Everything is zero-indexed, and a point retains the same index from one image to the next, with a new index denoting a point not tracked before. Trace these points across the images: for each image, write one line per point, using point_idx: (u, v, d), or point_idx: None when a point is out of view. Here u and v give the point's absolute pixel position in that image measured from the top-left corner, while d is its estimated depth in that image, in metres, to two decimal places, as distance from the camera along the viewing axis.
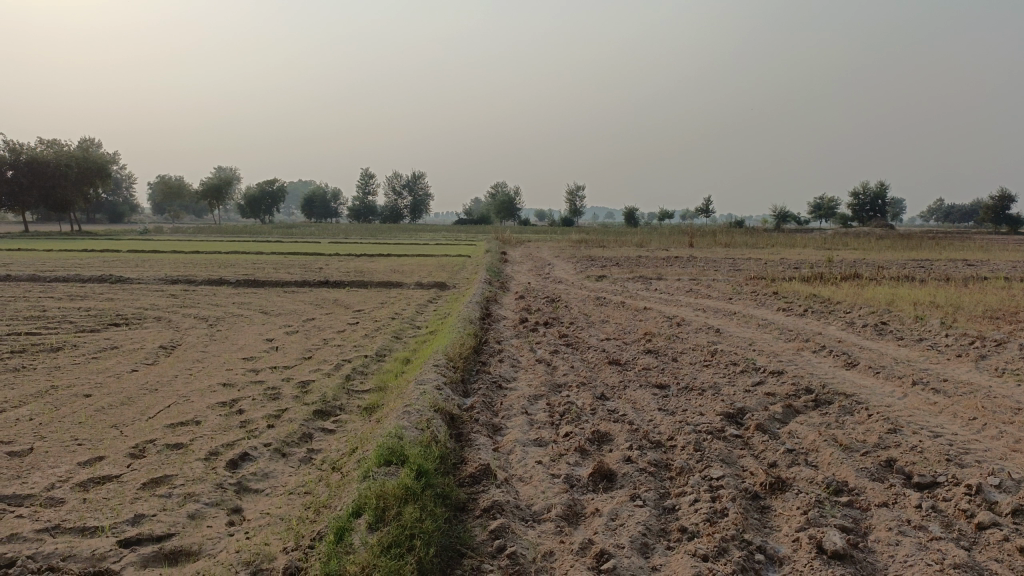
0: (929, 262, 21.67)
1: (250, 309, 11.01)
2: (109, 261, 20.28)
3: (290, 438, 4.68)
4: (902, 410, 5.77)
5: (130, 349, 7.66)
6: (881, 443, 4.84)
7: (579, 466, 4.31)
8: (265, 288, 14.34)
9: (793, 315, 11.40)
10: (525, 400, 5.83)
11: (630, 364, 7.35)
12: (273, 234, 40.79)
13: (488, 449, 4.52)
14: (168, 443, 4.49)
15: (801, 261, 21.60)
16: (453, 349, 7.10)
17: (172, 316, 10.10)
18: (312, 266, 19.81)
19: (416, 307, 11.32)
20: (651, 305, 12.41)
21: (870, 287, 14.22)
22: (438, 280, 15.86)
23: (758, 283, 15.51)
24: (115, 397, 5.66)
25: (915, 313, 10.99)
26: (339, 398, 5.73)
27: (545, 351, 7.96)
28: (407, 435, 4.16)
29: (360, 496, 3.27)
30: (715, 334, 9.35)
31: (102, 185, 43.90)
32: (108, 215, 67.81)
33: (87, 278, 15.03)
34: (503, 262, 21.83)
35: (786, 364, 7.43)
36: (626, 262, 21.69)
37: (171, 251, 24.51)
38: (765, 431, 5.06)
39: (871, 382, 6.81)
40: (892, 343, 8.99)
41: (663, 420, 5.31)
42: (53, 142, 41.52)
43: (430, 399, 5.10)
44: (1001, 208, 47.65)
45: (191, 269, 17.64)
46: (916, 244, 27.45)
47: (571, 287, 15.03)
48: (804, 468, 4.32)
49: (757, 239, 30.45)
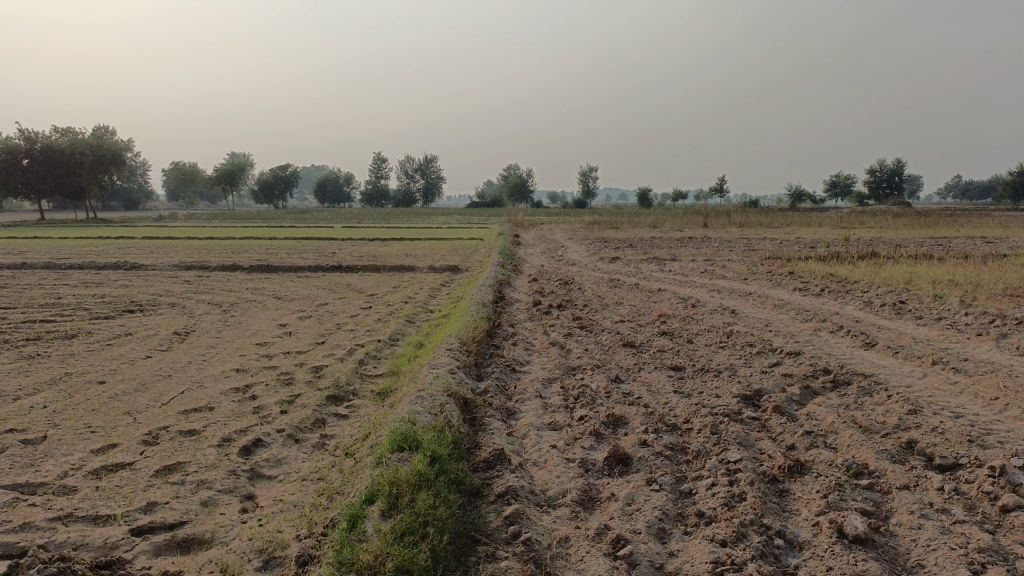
0: (948, 239, 21.43)
1: (263, 294, 11.02)
2: (124, 247, 20.39)
3: (303, 424, 4.66)
4: (922, 391, 5.68)
5: (144, 335, 7.68)
6: (901, 425, 4.75)
7: (593, 450, 4.26)
8: (278, 273, 14.36)
9: (810, 294, 11.29)
10: (539, 383, 5.79)
11: (645, 346, 7.28)
12: (286, 219, 40.90)
13: (502, 433, 4.47)
14: (181, 430, 4.48)
15: (817, 240, 21.41)
16: (466, 333, 7.05)
17: (186, 302, 10.13)
18: (325, 250, 19.81)
19: (429, 291, 11.28)
20: (666, 286, 12.33)
21: (888, 266, 14.06)
22: (452, 264, 15.83)
23: (773, 263, 15.38)
24: (129, 383, 5.66)
25: (934, 292, 10.85)
26: (352, 383, 5.70)
27: (559, 334, 7.91)
28: (420, 420, 4.12)
29: (373, 482, 3.24)
30: (730, 315, 9.26)
31: (117, 172, 44.12)
32: (123, 203, 68.22)
33: (102, 265, 15.11)
34: (516, 244, 21.77)
35: (803, 345, 7.34)
36: (640, 243, 21.58)
37: (186, 238, 24.60)
38: (782, 413, 4.99)
39: (890, 362, 6.72)
40: (910, 322, 8.88)
41: (679, 402, 5.25)
42: (68, 130, 41.70)
43: (443, 383, 5.06)
44: (1020, 183, 47.10)
45: (205, 255, 17.70)
46: (934, 221, 27.16)
47: (585, 269, 14.97)
48: (823, 451, 4.25)
49: (772, 218, 30.21)
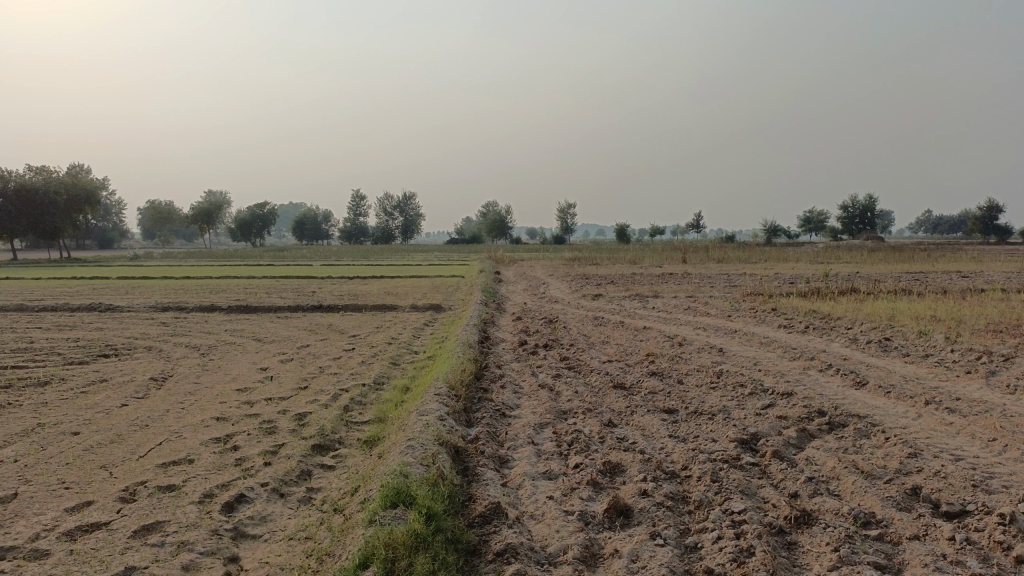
0: (924, 274, 21.67)
1: (243, 337, 10.78)
2: (99, 288, 20.02)
3: (288, 477, 4.47)
4: (919, 432, 5.59)
5: (120, 382, 7.44)
6: (903, 469, 4.66)
7: (592, 501, 4.11)
8: (257, 313, 14.12)
9: (795, 332, 11.25)
10: (531, 429, 5.63)
11: (635, 388, 7.16)
12: (264, 258, 40.57)
13: (496, 484, 4.32)
14: (160, 485, 4.27)
15: (797, 275, 21.54)
16: (453, 376, 6.89)
17: (163, 346, 9.88)
18: (305, 289, 19.60)
19: (413, 332, 11.10)
20: (650, 324, 12.25)
21: (869, 301, 14.12)
22: (434, 302, 15.69)
23: (755, 299, 15.41)
24: (105, 434, 5.44)
25: (917, 328, 10.86)
26: (338, 431, 5.52)
27: (547, 375, 7.77)
28: (412, 472, 3.96)
29: (367, 544, 3.07)
30: (718, 354, 9.17)
31: (92, 211, 43.62)
32: (97, 242, 67.49)
33: (76, 307, 14.79)
34: (498, 282, 21.69)
35: (794, 384, 7.25)
36: (621, 280, 21.61)
37: (163, 278, 24.24)
38: (782, 458, 4.87)
39: (883, 402, 6.64)
40: (898, 360, 8.84)
41: (675, 447, 5.12)
42: (42, 169, 41.19)
43: (434, 431, 4.90)
44: (989, 218, 48.05)
45: (182, 295, 17.41)
46: (909, 255, 27.54)
47: (568, 307, 14.89)
48: (827, 499, 4.14)
49: (750, 254, 30.39)
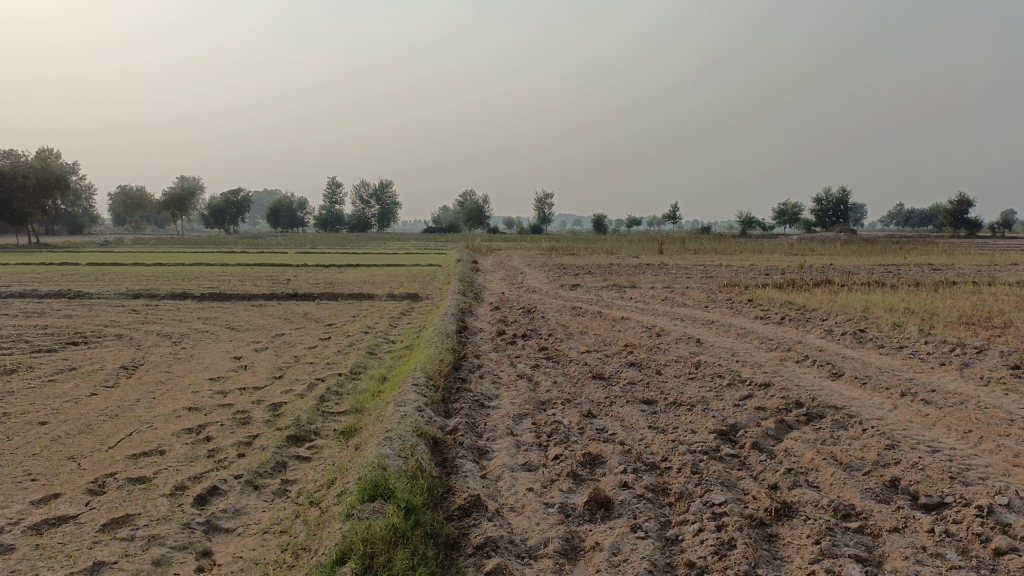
0: (897, 266, 21.92)
1: (216, 325, 10.61)
2: (68, 275, 19.65)
3: (262, 468, 4.38)
4: (895, 424, 5.62)
5: (90, 370, 7.27)
6: (880, 461, 4.67)
7: (572, 493, 4.07)
8: (231, 301, 13.92)
9: (771, 323, 11.30)
10: (510, 419, 5.58)
11: (614, 378, 7.13)
12: (239, 245, 40.16)
13: (475, 476, 4.26)
14: (130, 477, 4.16)
15: (772, 266, 21.69)
16: (431, 366, 6.82)
17: (134, 334, 9.69)
18: (279, 276, 19.39)
19: (390, 321, 11.00)
20: (628, 314, 12.25)
21: (843, 293, 14.24)
22: (411, 291, 15.58)
23: (731, 290, 15.49)
24: (73, 424, 5.30)
25: (891, 319, 10.96)
26: (314, 421, 5.43)
27: (525, 366, 7.73)
28: (390, 464, 3.89)
29: (344, 538, 3.01)
30: (696, 344, 9.18)
31: (62, 196, 42.82)
32: (67, 227, 66.36)
33: (44, 293, 14.49)
34: (475, 271, 21.60)
35: (772, 375, 7.27)
36: (599, 270, 21.62)
37: (135, 264, 23.86)
38: (761, 450, 4.87)
39: (859, 393, 6.67)
40: (873, 351, 8.91)
41: (655, 438, 5.09)
42: (10, 152, 40.33)
43: (412, 422, 4.83)
44: (959, 212, 48.75)
45: (154, 283, 17.13)
46: (881, 248, 27.88)
47: (546, 297, 14.86)
48: (807, 491, 4.13)
49: (725, 245, 30.53)
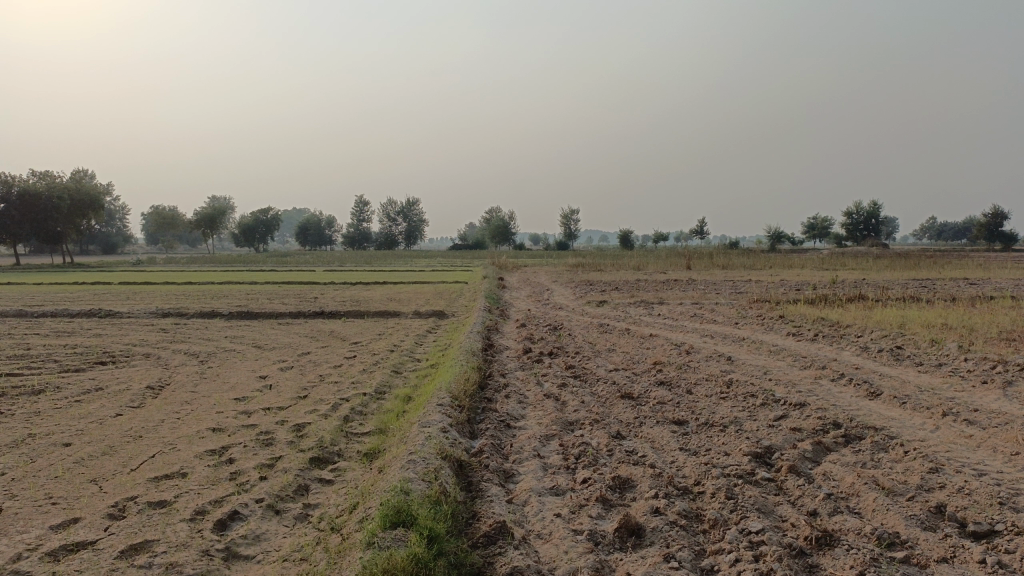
0: (932, 281, 21.42)
1: (242, 343, 10.61)
2: (99, 294, 19.89)
3: (284, 492, 4.30)
4: (938, 446, 5.39)
5: (116, 390, 7.27)
6: (924, 485, 4.46)
7: (602, 519, 3.92)
8: (258, 320, 13.95)
9: (804, 340, 11.03)
10: (537, 441, 5.45)
11: (643, 398, 6.96)
12: (267, 264, 40.57)
13: (501, 501, 4.13)
14: (150, 501, 4.09)
15: (803, 282, 21.31)
16: (457, 385, 6.70)
17: (161, 353, 9.71)
18: (306, 294, 19.45)
19: (416, 339, 10.92)
20: (657, 331, 12.05)
21: (878, 309, 13.90)
22: (437, 308, 15.51)
23: (762, 306, 15.21)
24: (97, 446, 5.26)
25: (929, 336, 10.64)
26: (337, 443, 5.33)
27: (552, 385, 7.58)
28: (413, 489, 3.78)
29: (364, 568, 2.90)
30: (727, 362, 8.96)
31: (95, 216, 43.55)
32: (101, 247, 67.47)
33: (75, 313, 14.64)
34: (502, 288, 21.51)
35: (807, 395, 7.04)
36: (626, 286, 21.43)
37: (164, 283, 24.07)
38: (798, 474, 4.68)
39: (898, 414, 6.43)
40: (911, 369, 8.63)
41: (687, 461, 4.93)
42: (46, 174, 41.14)
43: (437, 444, 4.71)
44: (994, 226, 47.75)
45: (183, 301, 17.25)
46: (916, 263, 27.28)
47: (573, 314, 14.70)
48: (848, 518, 3.95)
49: (755, 260, 30.14)
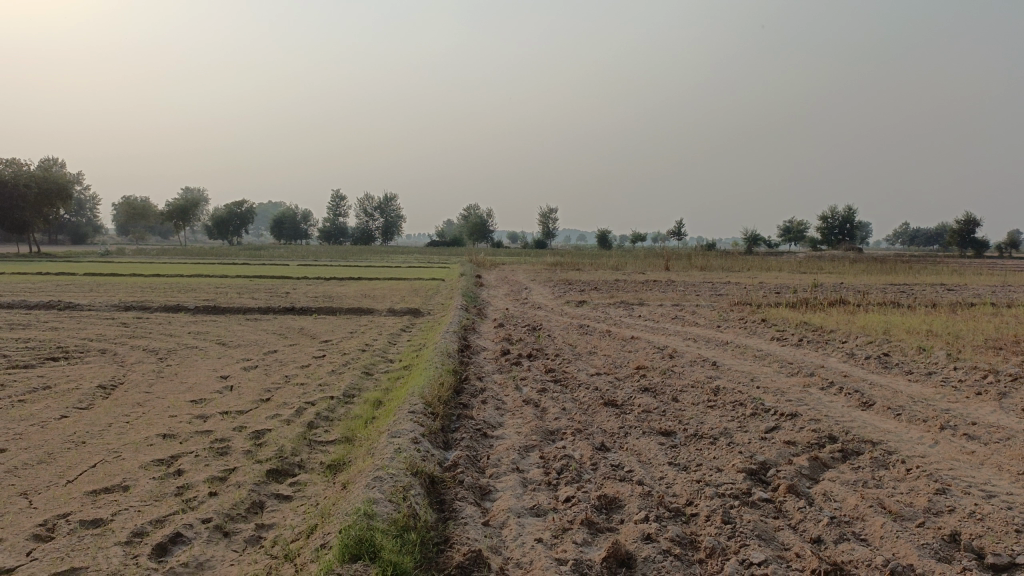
0: (910, 287, 21.36)
1: (206, 340, 10.09)
2: (62, 285, 19.13)
3: (235, 510, 3.86)
4: (940, 463, 5.08)
5: (64, 389, 6.77)
6: (932, 509, 4.14)
7: (588, 546, 3.55)
8: (225, 315, 13.42)
9: (788, 345, 10.74)
10: (515, 453, 5.06)
11: (627, 405, 6.60)
12: (239, 256, 39.78)
13: (476, 523, 3.75)
14: (83, 520, 3.65)
15: (784, 285, 21.13)
16: (430, 390, 6.28)
17: (119, 349, 9.17)
18: (278, 290, 18.86)
19: (389, 338, 10.49)
20: (638, 334, 11.71)
21: (861, 314, 13.66)
22: (412, 306, 15.06)
23: (743, 309, 14.96)
24: (33, 453, 4.78)
25: (916, 343, 10.40)
26: (299, 452, 4.92)
27: (531, 390, 7.20)
28: (378, 512, 3.39)
29: None
30: (711, 368, 8.65)
31: (64, 206, 42.40)
32: (70, 237, 66.02)
33: (33, 305, 13.98)
34: (479, 286, 21.10)
35: (798, 404, 6.72)
36: (606, 286, 21.15)
37: (133, 275, 23.31)
38: (798, 494, 4.34)
39: (894, 426, 6.12)
40: (901, 378, 8.38)
41: (677, 478, 4.58)
42: (12, 161, 39.95)
43: (407, 458, 4.30)
44: (966, 232, 48.20)
45: (147, 295, 16.58)
46: (893, 268, 27.27)
47: (552, 314, 14.34)
48: (856, 547, 3.61)
49: (732, 262, 30.05)
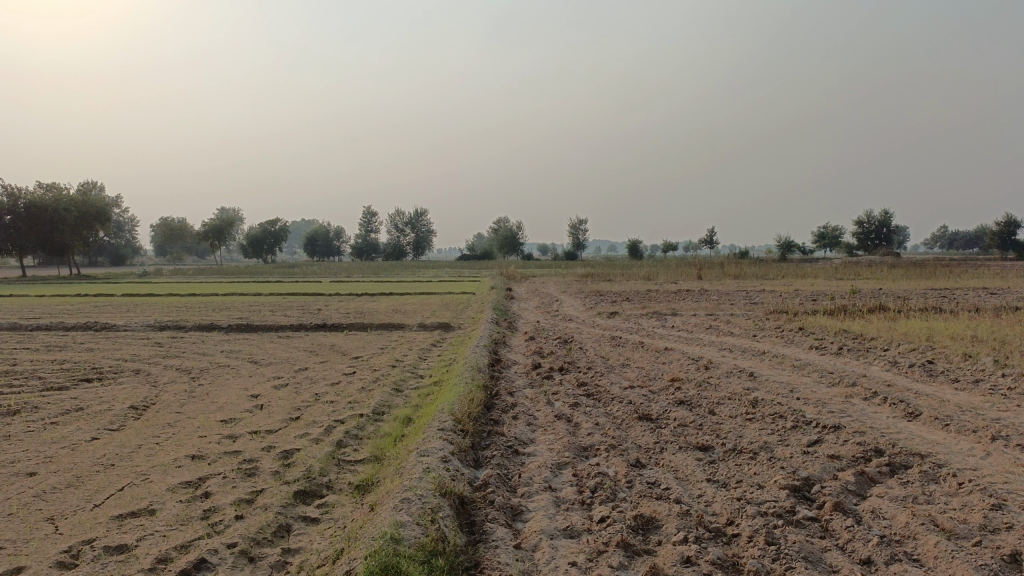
0: (952, 291, 20.79)
1: (238, 359, 10.10)
2: (99, 306, 19.43)
3: (262, 534, 3.78)
4: (994, 476, 4.83)
5: (97, 411, 6.79)
6: (988, 526, 3.92)
7: (626, 570, 3.39)
8: (258, 333, 13.47)
9: (828, 354, 10.46)
10: (548, 471, 4.92)
11: (662, 419, 6.42)
12: (272, 274, 40.19)
13: (508, 547, 3.62)
14: (107, 546, 3.59)
15: (820, 292, 20.70)
16: (460, 407, 6.16)
17: (151, 369, 9.21)
18: (310, 306, 18.92)
19: (419, 353, 10.42)
20: (673, 345, 11.48)
21: (902, 320, 13.28)
22: (442, 321, 14.98)
23: (779, 318, 14.65)
24: (62, 476, 4.76)
25: (961, 350, 10.05)
26: (328, 473, 4.83)
27: (563, 405, 7.04)
28: (405, 536, 3.28)
29: None
30: (748, 379, 8.43)
31: (103, 229, 43.22)
32: (110, 259, 67.45)
33: (71, 326, 14.17)
34: (510, 299, 21.01)
35: (840, 416, 6.49)
36: (638, 297, 20.94)
37: (169, 295, 23.68)
38: (844, 511, 4.15)
39: (943, 438, 5.87)
40: (947, 386, 8.07)
41: (717, 495, 4.41)
42: (52, 186, 40.83)
43: (436, 479, 4.19)
44: (1006, 234, 47.07)
45: (182, 314, 16.73)
46: (933, 272, 26.63)
47: (583, 326, 14.16)
48: (910, 569, 3.41)
49: (766, 270, 29.60)
